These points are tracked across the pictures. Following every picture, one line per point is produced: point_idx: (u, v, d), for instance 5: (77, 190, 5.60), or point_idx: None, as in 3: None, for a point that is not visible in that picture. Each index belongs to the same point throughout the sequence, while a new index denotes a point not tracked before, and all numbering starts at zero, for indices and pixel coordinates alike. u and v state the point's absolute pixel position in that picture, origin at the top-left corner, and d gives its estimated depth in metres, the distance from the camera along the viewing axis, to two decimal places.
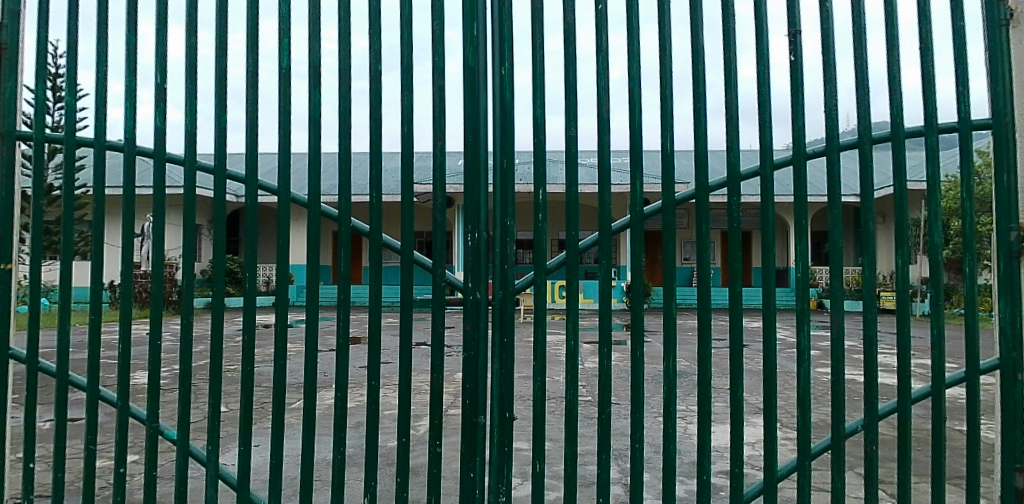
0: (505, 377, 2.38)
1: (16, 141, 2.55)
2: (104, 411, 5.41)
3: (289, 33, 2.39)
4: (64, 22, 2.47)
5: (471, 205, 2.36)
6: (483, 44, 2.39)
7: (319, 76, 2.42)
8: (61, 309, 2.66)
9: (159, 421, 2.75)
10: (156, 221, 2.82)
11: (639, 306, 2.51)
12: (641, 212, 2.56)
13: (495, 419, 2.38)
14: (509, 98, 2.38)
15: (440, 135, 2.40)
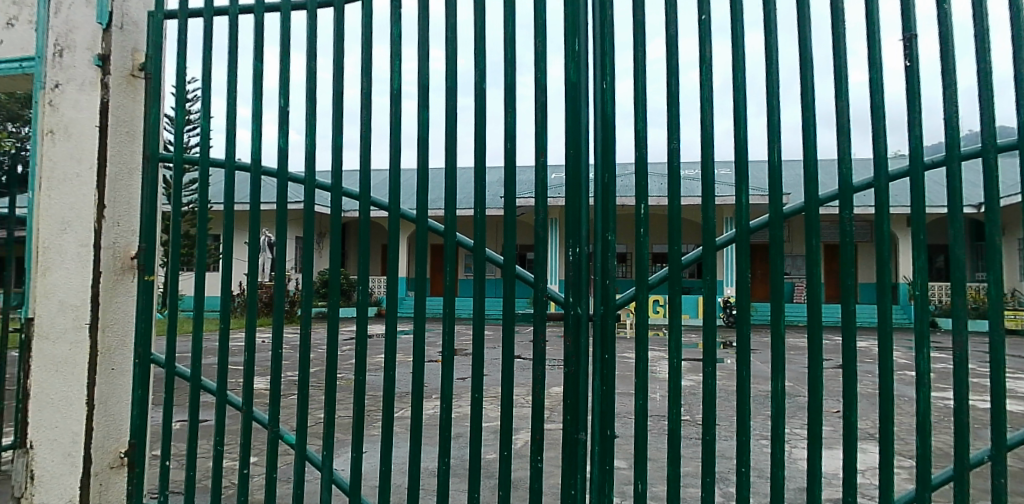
0: (607, 395, 2.36)
1: (159, 163, 2.79)
2: (228, 412, 5.78)
3: (399, 55, 2.50)
4: (200, 52, 2.70)
5: (572, 220, 2.36)
6: (584, 59, 2.40)
7: (427, 95, 2.52)
8: (196, 319, 2.87)
9: (280, 425, 2.90)
10: (279, 235, 3.00)
11: (745, 324, 2.43)
12: (747, 227, 2.46)
13: (596, 436, 2.37)
14: (611, 112, 2.37)
15: (542, 151, 2.44)
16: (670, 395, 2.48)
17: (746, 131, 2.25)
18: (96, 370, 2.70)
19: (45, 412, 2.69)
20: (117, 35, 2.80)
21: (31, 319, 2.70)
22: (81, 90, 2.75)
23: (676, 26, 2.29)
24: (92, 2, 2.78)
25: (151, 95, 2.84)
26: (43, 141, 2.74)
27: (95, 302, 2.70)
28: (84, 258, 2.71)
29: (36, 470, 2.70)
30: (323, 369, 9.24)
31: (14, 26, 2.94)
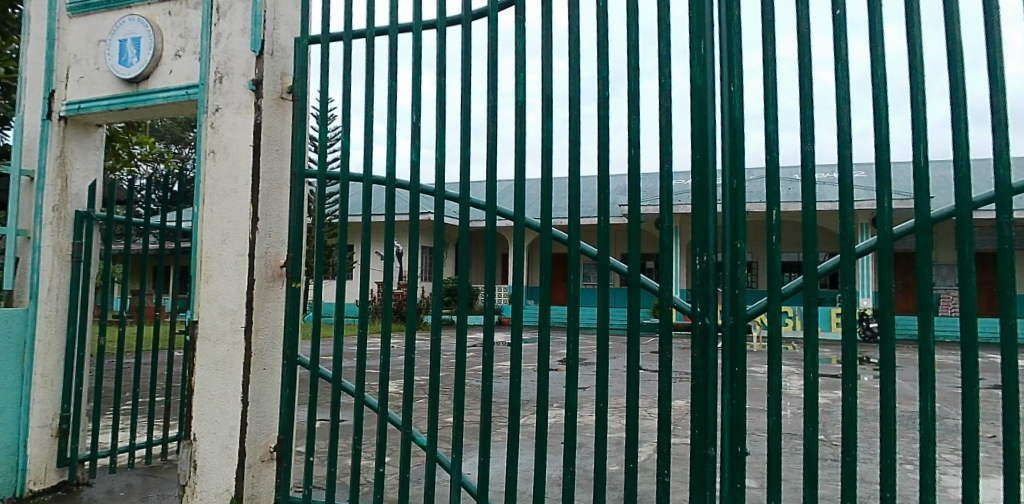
0: (737, 409, 2.26)
1: (305, 178, 2.98)
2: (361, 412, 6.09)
3: (523, 67, 2.55)
4: (340, 75, 2.88)
5: (699, 228, 2.27)
6: (711, 62, 2.29)
7: (551, 106, 2.55)
8: (337, 324, 3.04)
9: (412, 428, 3.01)
10: (413, 244, 3.13)
11: (890, 339, 2.21)
12: (891, 234, 2.22)
13: (725, 453, 2.27)
14: (739, 115, 2.27)
15: (667, 157, 2.39)
16: (807, 412, 2.33)
17: (889, 131, 2.10)
18: (250, 371, 2.91)
19: (206, 407, 2.95)
20: (268, 60, 3.01)
21: (196, 322, 2.99)
22: (238, 113, 3.01)
23: (809, 24, 2.19)
24: (248, 32, 3.03)
25: (297, 116, 3.06)
26: (207, 161, 3.04)
27: (248, 307, 2.92)
28: (240, 266, 2.94)
29: (198, 460, 2.96)
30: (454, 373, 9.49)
31: (181, 57, 3.23)
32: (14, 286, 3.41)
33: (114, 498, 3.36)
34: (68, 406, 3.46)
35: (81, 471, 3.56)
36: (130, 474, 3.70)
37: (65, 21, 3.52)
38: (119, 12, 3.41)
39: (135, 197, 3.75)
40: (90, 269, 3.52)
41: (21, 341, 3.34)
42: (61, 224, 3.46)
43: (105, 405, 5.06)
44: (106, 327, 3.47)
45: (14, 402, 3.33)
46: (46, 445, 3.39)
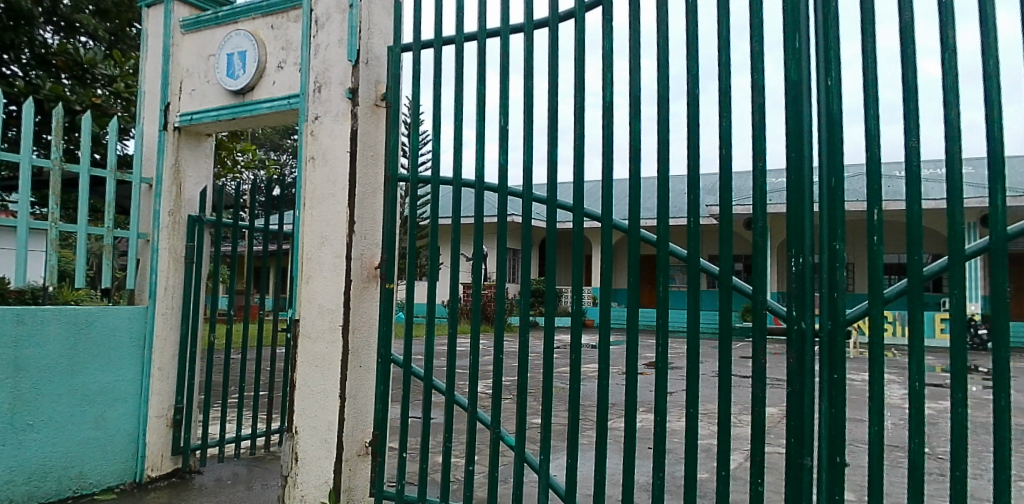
0: (836, 419, 2.10)
1: (398, 182, 3.07)
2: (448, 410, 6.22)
3: (611, 67, 2.53)
4: (431, 80, 2.95)
5: (795, 229, 2.14)
6: (807, 56, 2.15)
7: (640, 105, 2.52)
8: (428, 323, 3.12)
9: (501, 427, 3.04)
10: (500, 245, 3.16)
11: (1004, 348, 1.96)
12: (1006, 234, 1.99)
13: (823, 464, 2.11)
14: (837, 113, 2.11)
15: (760, 155, 2.31)
16: (913, 424, 2.17)
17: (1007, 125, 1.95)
18: (347, 368, 3.03)
19: (307, 402, 3.08)
20: (364, 69, 3.12)
21: (297, 321, 3.12)
22: (336, 120, 3.14)
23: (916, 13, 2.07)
24: (345, 42, 3.14)
25: (391, 123, 3.17)
26: (306, 167, 3.18)
27: (346, 307, 3.03)
28: (338, 267, 3.07)
29: (299, 452, 3.09)
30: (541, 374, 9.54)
31: (283, 68, 3.41)
32: (135, 286, 3.66)
33: (222, 486, 3.56)
34: (181, 397, 3.70)
35: (193, 459, 3.79)
36: (236, 463, 3.92)
37: (179, 38, 3.79)
38: (227, 28, 3.64)
39: (239, 201, 3.94)
40: (201, 270, 3.75)
41: (141, 337, 3.58)
42: (175, 228, 3.70)
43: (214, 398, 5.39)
44: (214, 325, 3.69)
45: (135, 394, 3.57)
46: (162, 434, 3.63)
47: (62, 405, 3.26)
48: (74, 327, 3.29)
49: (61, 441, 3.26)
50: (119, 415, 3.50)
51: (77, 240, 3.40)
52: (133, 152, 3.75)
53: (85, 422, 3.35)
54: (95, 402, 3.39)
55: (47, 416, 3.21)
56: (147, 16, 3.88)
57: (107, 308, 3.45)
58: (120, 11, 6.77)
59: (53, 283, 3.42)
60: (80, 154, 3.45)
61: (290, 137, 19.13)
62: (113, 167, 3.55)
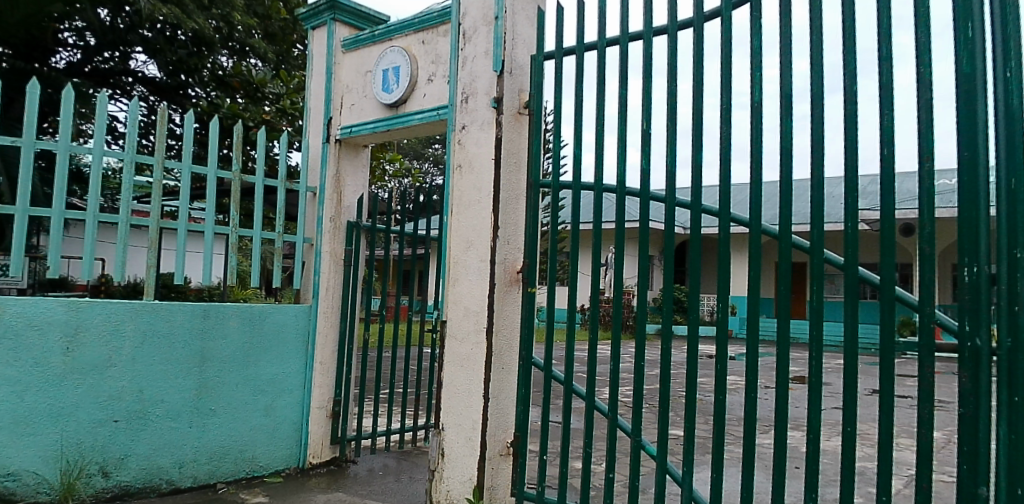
0: (1019, 445, 1.83)
1: (539, 189, 3.11)
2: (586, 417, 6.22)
3: (759, 65, 2.44)
4: (574, 86, 2.99)
5: (967, 237, 1.91)
6: (982, 44, 1.93)
7: (791, 104, 2.40)
8: (569, 328, 3.13)
9: (641, 436, 2.99)
10: (641, 252, 3.11)
11: None
12: None
13: (1001, 495, 1.85)
14: (1018, 105, 1.86)
15: (928, 154, 2.11)
16: None
17: None
18: (491, 369, 3.12)
19: (454, 399, 3.21)
20: (508, 79, 3.20)
21: (445, 321, 3.28)
22: (481, 129, 3.25)
23: None
24: (490, 54, 3.24)
25: (533, 130, 3.20)
26: (454, 174, 3.34)
27: (490, 310, 3.12)
28: (483, 270, 3.17)
29: (446, 448, 3.23)
30: (682, 384, 9.30)
31: (433, 81, 3.60)
32: (300, 286, 3.98)
33: (374, 476, 3.79)
34: (339, 391, 3.99)
35: (348, 449, 4.06)
36: (386, 456, 4.15)
37: (340, 57, 4.11)
38: (383, 45, 3.90)
39: (389, 208, 4.16)
40: (357, 272, 4.03)
41: (305, 333, 3.88)
42: (336, 233, 4.00)
43: (367, 394, 5.75)
44: (368, 324, 3.93)
45: (300, 386, 3.88)
46: (323, 424, 3.92)
47: (239, 393, 3.60)
48: (249, 322, 3.63)
49: (238, 426, 3.60)
50: (286, 404, 3.82)
51: (253, 244, 3.76)
52: (300, 164, 4.09)
53: (258, 409, 3.69)
54: (267, 391, 3.72)
55: (226, 402, 3.56)
56: (312, 38, 4.25)
57: (278, 306, 3.77)
58: (286, 35, 7.51)
59: (233, 282, 3.80)
60: (256, 166, 3.82)
61: (431, 148, 20.13)
62: (284, 177, 3.89)
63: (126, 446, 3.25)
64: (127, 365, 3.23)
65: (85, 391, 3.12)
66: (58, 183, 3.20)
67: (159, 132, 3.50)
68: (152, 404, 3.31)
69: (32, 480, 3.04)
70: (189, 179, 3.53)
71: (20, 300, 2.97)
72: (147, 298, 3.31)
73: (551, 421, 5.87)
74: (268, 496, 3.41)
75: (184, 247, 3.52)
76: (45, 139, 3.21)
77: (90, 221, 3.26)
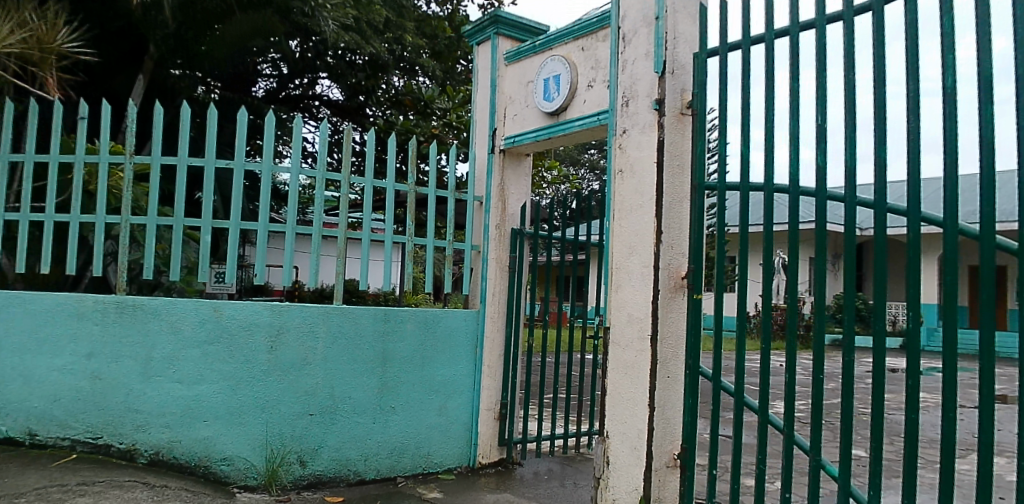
0: None
1: (705, 191, 2.99)
2: (756, 431, 5.90)
3: (955, 47, 2.19)
4: (739, 82, 2.86)
5: None
6: None
7: (994, 88, 2.13)
8: (740, 336, 2.99)
9: (821, 455, 2.73)
10: (819, 257, 2.87)
11: None
12: None
13: None
14: None
15: None
16: None
17: None
18: (656, 378, 3.05)
19: (619, 407, 3.19)
20: (670, 79, 3.12)
21: (609, 328, 3.27)
22: (643, 132, 3.20)
23: None
24: (651, 55, 3.18)
25: (697, 130, 3.06)
26: (615, 180, 3.32)
27: (654, 317, 3.06)
28: (646, 276, 3.12)
29: (612, 457, 3.21)
30: (865, 401, 8.54)
31: (593, 87, 3.61)
32: (469, 291, 4.15)
33: (539, 480, 3.85)
34: (506, 394, 4.11)
35: (515, 452, 4.17)
36: (550, 461, 4.20)
37: (503, 69, 4.24)
38: (543, 55, 3.97)
39: (551, 215, 4.23)
40: (521, 278, 4.13)
41: (474, 337, 4.04)
42: (502, 240, 4.15)
43: (532, 398, 5.88)
44: (533, 328, 4.02)
45: (469, 388, 4.04)
46: (491, 426, 4.06)
47: (415, 392, 3.82)
48: (424, 326, 3.85)
49: (415, 424, 3.83)
50: (457, 405, 3.99)
51: (427, 251, 3.98)
52: (468, 175, 4.28)
53: (433, 408, 3.89)
54: (440, 392, 3.92)
55: (404, 400, 3.79)
56: (478, 53, 4.43)
57: (448, 311, 3.96)
58: (451, 52, 7.95)
59: (409, 287, 4.05)
60: (428, 178, 4.05)
61: (587, 154, 20.19)
62: (453, 188, 4.09)
63: (320, 438, 3.56)
64: (320, 363, 3.54)
65: (285, 386, 3.47)
66: (263, 199, 3.59)
67: (344, 150, 3.82)
68: (342, 400, 3.60)
69: (243, 464, 3.43)
70: (370, 192, 3.82)
71: (236, 303, 3.42)
72: (336, 302, 3.61)
73: (718, 434, 5.63)
74: (442, 492, 3.58)
75: (366, 256, 3.80)
76: (251, 161, 3.62)
77: (289, 232, 3.63)
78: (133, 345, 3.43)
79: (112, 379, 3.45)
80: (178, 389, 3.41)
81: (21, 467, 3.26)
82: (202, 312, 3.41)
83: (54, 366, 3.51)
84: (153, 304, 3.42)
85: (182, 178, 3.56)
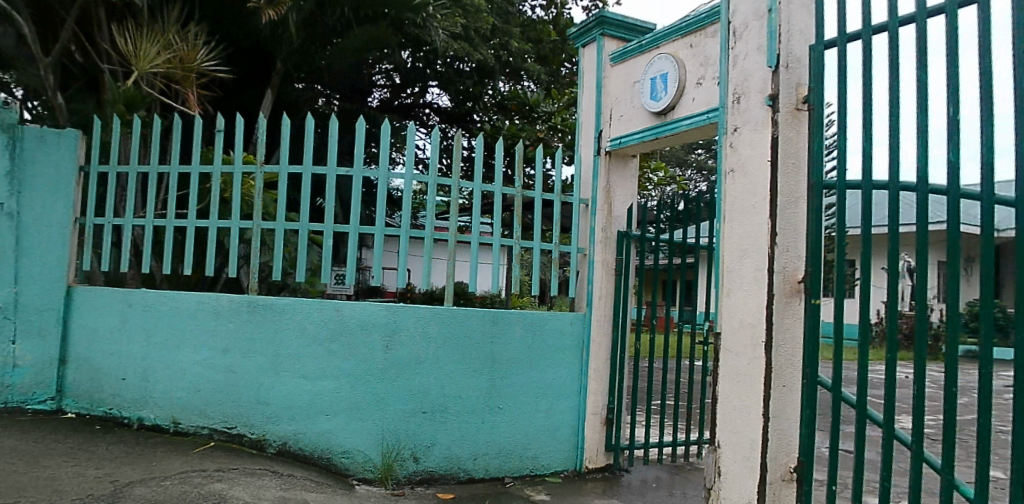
0: None
1: (823, 190, 2.84)
2: (880, 446, 5.57)
3: None
4: (860, 74, 2.70)
5: None
6: None
7: None
8: (862, 345, 2.83)
9: (955, 476, 2.52)
10: (953, 261, 2.65)
11: None
12: None
13: None
14: None
15: None
16: None
17: None
18: (770, 386, 2.94)
19: (730, 415, 3.10)
20: (783, 73, 2.99)
21: (720, 334, 3.18)
22: (755, 130, 3.09)
23: None
24: (764, 49, 3.07)
25: (814, 125, 2.91)
26: (727, 179, 3.22)
27: (768, 322, 2.95)
28: (759, 280, 3.01)
29: (723, 467, 3.12)
30: (1005, 418, 7.85)
31: (702, 85, 3.53)
32: (575, 294, 4.16)
33: (647, 487, 3.81)
34: (613, 399, 4.09)
35: (622, 458, 4.14)
36: (658, 469, 4.15)
37: (609, 70, 4.22)
38: (650, 54, 3.92)
39: (658, 218, 4.18)
40: (628, 281, 4.11)
41: (580, 341, 4.06)
42: (608, 243, 4.14)
43: (638, 404, 5.83)
44: (640, 333, 3.99)
45: (576, 392, 4.06)
46: (598, 431, 4.07)
47: (523, 393, 3.89)
48: (531, 329, 3.90)
49: (523, 426, 3.89)
50: (564, 408, 4.02)
51: (533, 254, 4.03)
52: (574, 177, 4.29)
53: (540, 411, 3.94)
54: (547, 395, 3.96)
55: (512, 402, 3.86)
56: (583, 55, 4.43)
57: (555, 313, 4.00)
58: (555, 55, 8.09)
59: (515, 289, 4.12)
60: (535, 181, 4.10)
61: (694, 155, 19.69)
62: (559, 191, 4.12)
63: (432, 436, 3.69)
64: (431, 362, 3.67)
65: (399, 384, 3.63)
66: (379, 204, 3.77)
67: (454, 156, 3.94)
68: (452, 399, 3.72)
69: (361, 457, 3.62)
70: (478, 197, 3.92)
71: (354, 303, 3.61)
72: (447, 304, 3.73)
73: (838, 448, 5.35)
74: (549, 495, 3.62)
75: (474, 259, 3.90)
76: (368, 168, 3.81)
77: (403, 236, 3.80)
78: (264, 341, 3.70)
79: (245, 373, 3.73)
80: (303, 384, 3.64)
81: (168, 451, 3.60)
82: (324, 311, 3.63)
83: (196, 359, 3.84)
84: (281, 303, 3.68)
85: (306, 185, 3.80)
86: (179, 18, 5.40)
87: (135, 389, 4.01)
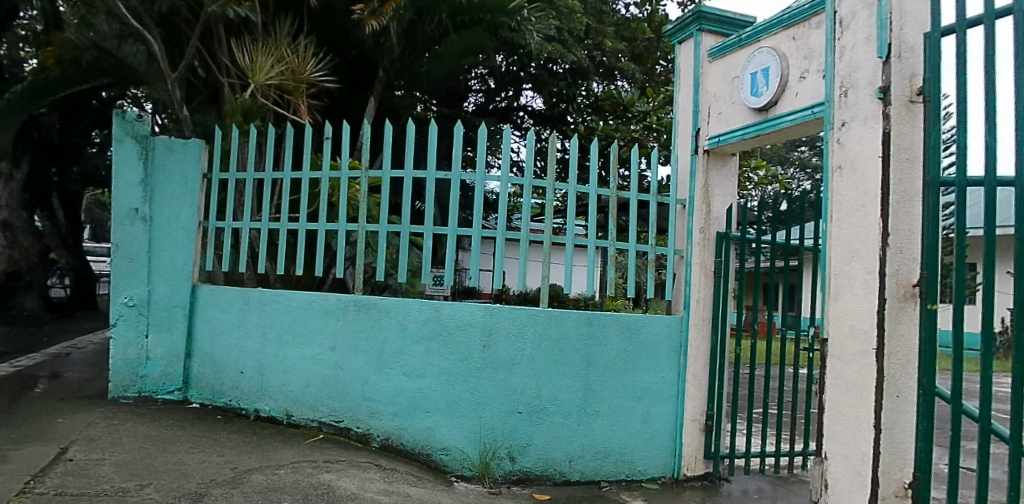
0: None
1: (941, 188, 2.67)
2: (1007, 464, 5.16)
3: None
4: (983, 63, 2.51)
5: None
6: None
7: None
8: (986, 356, 2.64)
9: None
10: None
11: None
12: None
13: None
14: None
15: None
16: None
17: None
18: (882, 396, 2.80)
19: (838, 425, 2.97)
20: (896, 64, 2.82)
21: (828, 341, 3.05)
22: (864, 124, 2.94)
23: None
24: (874, 39, 2.91)
25: (930, 119, 2.70)
26: (835, 177, 3.08)
27: (880, 328, 2.81)
28: (870, 285, 2.87)
29: (831, 480, 3.00)
30: None
31: (806, 79, 3.39)
32: (672, 297, 4.11)
33: (748, 498, 3.71)
34: (712, 406, 4.01)
35: (722, 467, 4.04)
36: (760, 479, 4.02)
37: (706, 66, 4.12)
38: (750, 48, 3.81)
39: (760, 219, 4.05)
40: (728, 284, 4.01)
41: (678, 344, 4.00)
42: (707, 245, 4.05)
43: (739, 412, 5.67)
44: (741, 338, 3.89)
45: (673, 397, 4.01)
46: (696, 437, 3.99)
47: (619, 396, 3.87)
48: (627, 331, 3.88)
49: (619, 430, 3.88)
50: (661, 413, 3.98)
51: (629, 255, 4.01)
52: (670, 177, 4.22)
53: (637, 415, 3.92)
54: (643, 399, 3.93)
55: (608, 405, 3.86)
56: (680, 52, 4.34)
57: (652, 316, 3.96)
58: (650, 53, 7.99)
59: (611, 291, 4.11)
60: (630, 182, 4.07)
61: (796, 152, 18.86)
62: (655, 192, 4.08)
63: (528, 436, 3.75)
64: (527, 363, 3.73)
65: (495, 383, 3.70)
66: (476, 207, 3.86)
67: (549, 158, 3.98)
68: (549, 400, 3.76)
69: (460, 454, 3.72)
70: (573, 198, 3.94)
71: (452, 303, 3.72)
72: (542, 305, 3.77)
73: (960, 465, 5.01)
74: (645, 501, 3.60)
75: (569, 260, 3.92)
76: (466, 172, 3.90)
77: (499, 238, 3.87)
78: (368, 339, 3.88)
79: (351, 369, 3.92)
80: (404, 380, 3.79)
81: (281, 442, 3.84)
82: (424, 311, 3.75)
83: (306, 355, 4.07)
84: (384, 303, 3.84)
85: (407, 189, 3.94)
86: (290, 31, 5.72)
87: (252, 381, 4.29)
